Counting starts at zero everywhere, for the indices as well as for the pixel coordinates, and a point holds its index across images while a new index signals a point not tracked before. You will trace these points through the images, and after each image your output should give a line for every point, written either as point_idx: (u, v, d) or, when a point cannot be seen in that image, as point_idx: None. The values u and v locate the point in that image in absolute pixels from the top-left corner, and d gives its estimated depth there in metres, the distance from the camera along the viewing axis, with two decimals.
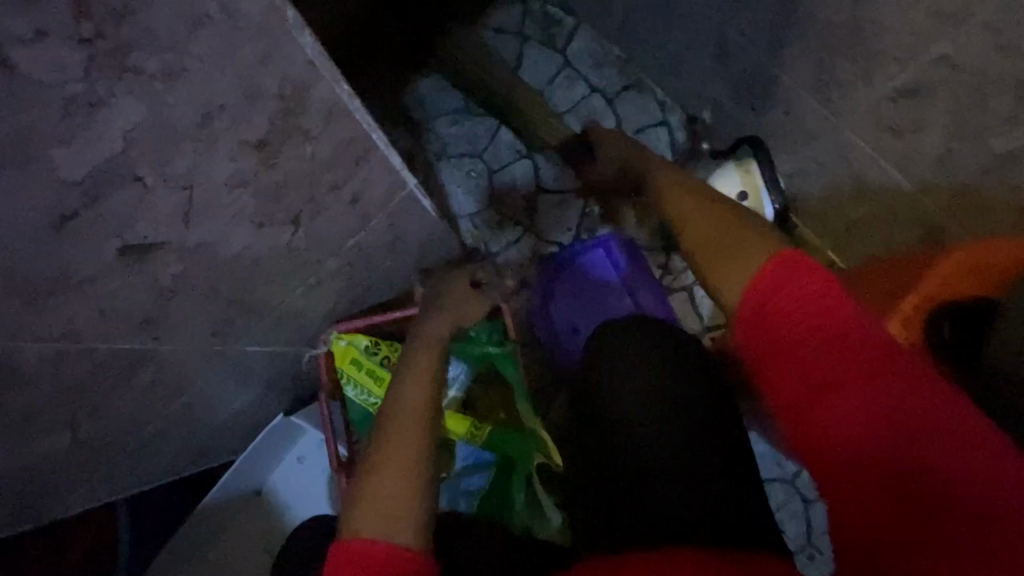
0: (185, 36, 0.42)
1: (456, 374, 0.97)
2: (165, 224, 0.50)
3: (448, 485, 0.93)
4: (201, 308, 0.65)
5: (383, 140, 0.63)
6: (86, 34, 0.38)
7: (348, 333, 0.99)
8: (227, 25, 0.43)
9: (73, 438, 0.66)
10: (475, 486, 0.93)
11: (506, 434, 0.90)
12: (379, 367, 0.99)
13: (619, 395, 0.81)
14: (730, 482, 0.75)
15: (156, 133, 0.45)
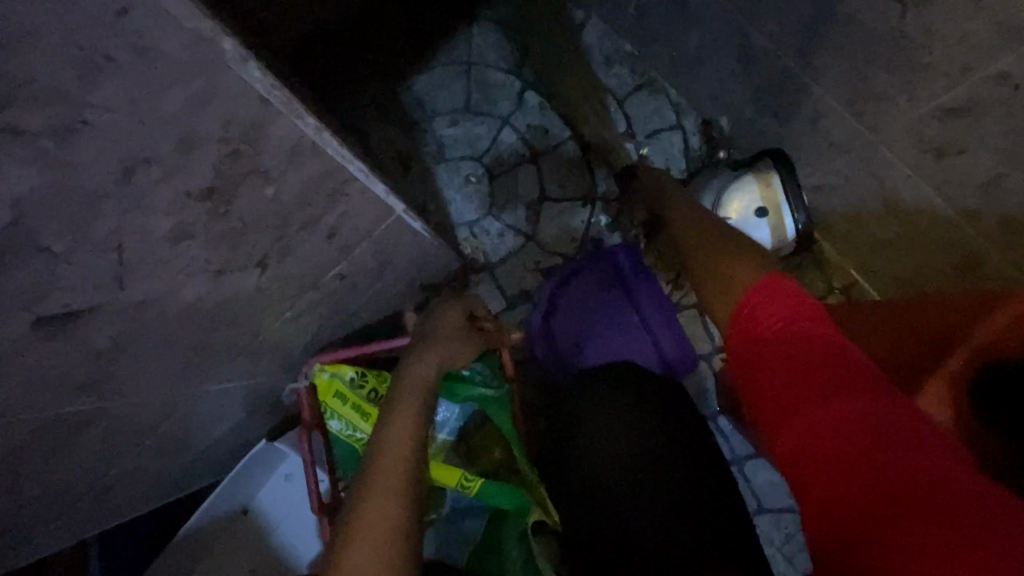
0: (78, 84, 0.31)
1: (445, 415, 0.90)
2: (94, 291, 0.41)
3: (439, 532, 0.86)
4: (156, 360, 0.57)
5: (363, 170, 0.55)
6: None
7: (331, 364, 0.91)
8: (141, 67, 0.33)
9: (17, 500, 0.59)
10: (468, 533, 0.86)
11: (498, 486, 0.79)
12: (365, 401, 0.91)
13: (625, 446, 0.73)
14: (740, 544, 0.68)
15: (62, 199, 0.34)
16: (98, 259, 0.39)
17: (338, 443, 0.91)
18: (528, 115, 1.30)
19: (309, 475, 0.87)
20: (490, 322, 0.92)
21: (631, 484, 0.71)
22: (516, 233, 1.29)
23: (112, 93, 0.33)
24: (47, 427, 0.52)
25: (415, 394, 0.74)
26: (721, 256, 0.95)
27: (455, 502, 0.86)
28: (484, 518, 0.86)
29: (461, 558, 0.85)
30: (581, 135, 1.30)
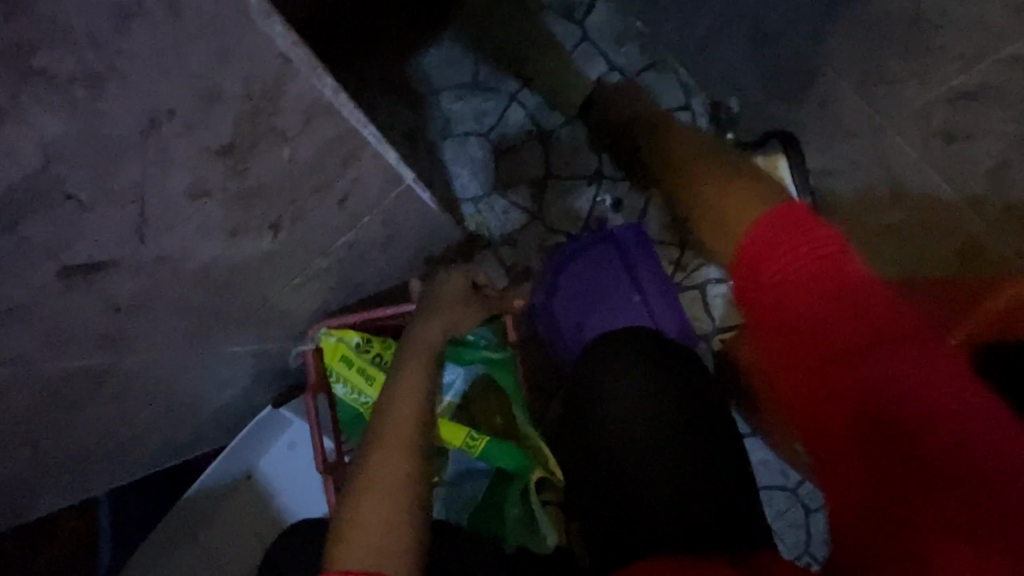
0: (111, 29, 0.31)
1: (451, 379, 0.92)
2: (115, 243, 0.42)
3: (445, 493, 0.90)
4: (170, 320, 0.59)
5: (375, 135, 0.57)
6: None
7: (338, 329, 0.93)
8: (168, 17, 0.32)
9: (36, 450, 0.61)
10: (472, 494, 0.90)
11: (502, 448, 0.85)
12: (371, 365, 0.93)
13: (625, 411, 0.75)
14: (748, 528, 0.69)
15: (89, 148, 0.34)
16: (121, 210, 0.39)
17: (343, 406, 0.93)
18: (537, 93, 1.30)
19: (315, 436, 0.89)
20: (494, 293, 0.92)
21: (637, 457, 0.72)
22: (523, 210, 1.30)
23: (141, 41, 0.32)
24: (66, 381, 0.53)
25: (419, 363, 0.75)
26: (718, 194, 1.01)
27: (459, 464, 0.90)
28: (486, 480, 0.90)
29: (467, 517, 0.89)
30: (588, 113, 1.30)
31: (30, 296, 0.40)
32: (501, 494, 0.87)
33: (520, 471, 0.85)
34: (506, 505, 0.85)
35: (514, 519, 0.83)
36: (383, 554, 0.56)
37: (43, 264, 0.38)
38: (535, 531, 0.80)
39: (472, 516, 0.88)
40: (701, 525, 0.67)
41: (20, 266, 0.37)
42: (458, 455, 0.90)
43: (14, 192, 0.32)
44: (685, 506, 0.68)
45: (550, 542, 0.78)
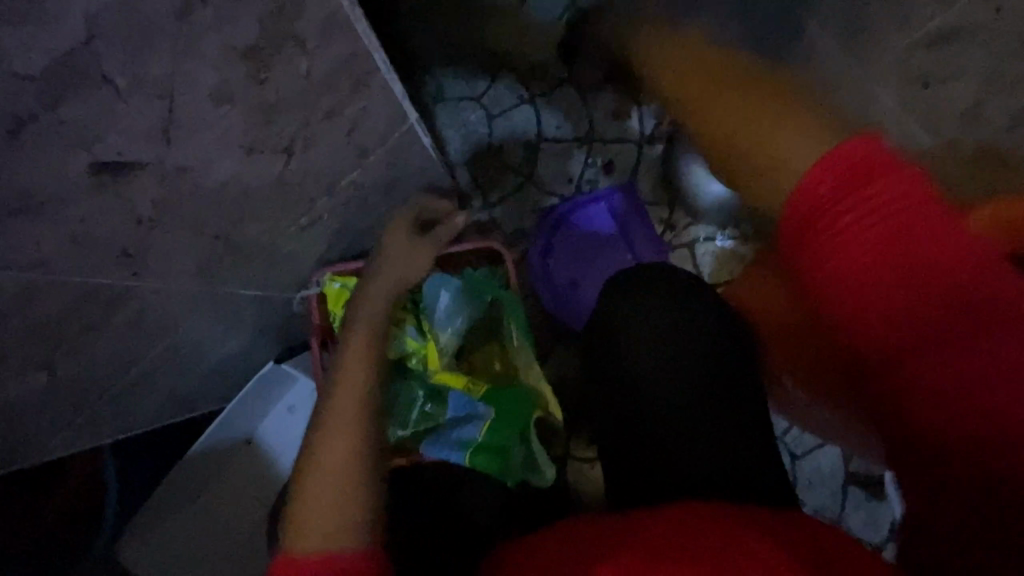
0: None
1: (452, 320, 0.92)
2: (143, 142, 0.43)
3: (434, 436, 0.87)
4: (186, 244, 0.60)
5: (384, 60, 0.58)
6: None
7: (342, 275, 0.92)
8: None
9: (51, 376, 0.62)
10: (466, 438, 0.88)
11: (505, 389, 0.91)
12: None
13: (642, 343, 0.73)
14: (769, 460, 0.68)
15: (130, 26, 0.35)
16: (151, 103, 0.41)
17: None
18: (528, 55, 1.28)
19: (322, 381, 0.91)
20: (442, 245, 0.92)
21: (648, 389, 0.71)
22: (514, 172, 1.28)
23: None
24: (86, 299, 0.55)
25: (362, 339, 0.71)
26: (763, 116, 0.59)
27: (455, 408, 0.89)
28: (483, 424, 0.88)
29: (458, 461, 0.85)
30: (579, 78, 1.28)
31: (62, 191, 0.42)
32: (499, 435, 0.87)
33: (523, 413, 0.89)
34: (505, 443, 0.87)
35: (513, 455, 0.87)
36: (340, 531, 0.54)
37: (75, 156, 0.40)
38: (535, 466, 0.88)
39: (467, 458, 0.85)
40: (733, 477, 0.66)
41: (55, 155, 0.39)
42: (455, 398, 0.89)
43: (58, 66, 0.34)
44: (706, 440, 0.68)
45: (548, 477, 0.88)
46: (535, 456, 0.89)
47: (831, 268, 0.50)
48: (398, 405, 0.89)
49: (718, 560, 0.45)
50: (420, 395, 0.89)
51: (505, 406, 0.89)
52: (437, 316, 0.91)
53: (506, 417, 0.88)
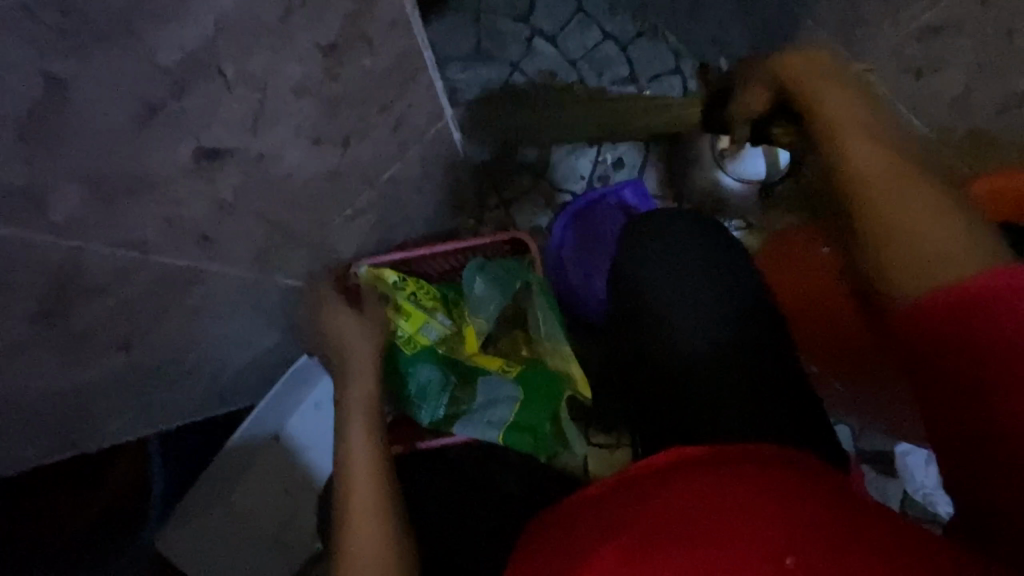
0: None
1: (485, 305, 0.96)
2: (236, 131, 0.49)
3: (466, 416, 0.91)
4: (251, 230, 0.65)
5: (431, 59, 0.64)
6: None
7: (374, 267, 0.95)
8: None
9: (125, 357, 0.67)
10: (499, 419, 0.91)
11: (535, 372, 0.94)
12: (404, 301, 0.93)
13: (678, 326, 0.72)
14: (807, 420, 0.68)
15: (244, 25, 0.41)
16: (248, 95, 0.46)
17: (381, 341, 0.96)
18: (538, 59, 1.30)
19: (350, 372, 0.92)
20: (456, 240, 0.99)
21: (690, 348, 0.70)
22: (528, 173, 1.28)
23: None
24: (165, 280, 0.59)
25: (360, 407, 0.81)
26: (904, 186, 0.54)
27: (485, 391, 0.93)
28: (513, 404, 0.91)
29: (491, 439, 0.90)
30: (587, 79, 1.30)
31: (167, 173, 0.47)
32: (529, 413, 0.91)
33: (552, 393, 0.92)
34: (535, 422, 0.91)
35: (544, 433, 0.91)
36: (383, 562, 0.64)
37: (184, 141, 0.45)
38: (566, 442, 0.92)
39: (500, 436, 0.90)
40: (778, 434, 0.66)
41: (168, 139, 0.44)
42: (486, 381, 0.93)
43: (187, 58, 0.40)
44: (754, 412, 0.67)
45: (578, 452, 0.92)
46: (564, 434, 0.92)
47: (944, 337, 0.46)
48: (429, 388, 0.92)
49: (731, 516, 0.46)
50: (451, 378, 0.93)
51: (535, 389, 0.92)
52: (470, 303, 0.96)
53: (535, 398, 0.92)
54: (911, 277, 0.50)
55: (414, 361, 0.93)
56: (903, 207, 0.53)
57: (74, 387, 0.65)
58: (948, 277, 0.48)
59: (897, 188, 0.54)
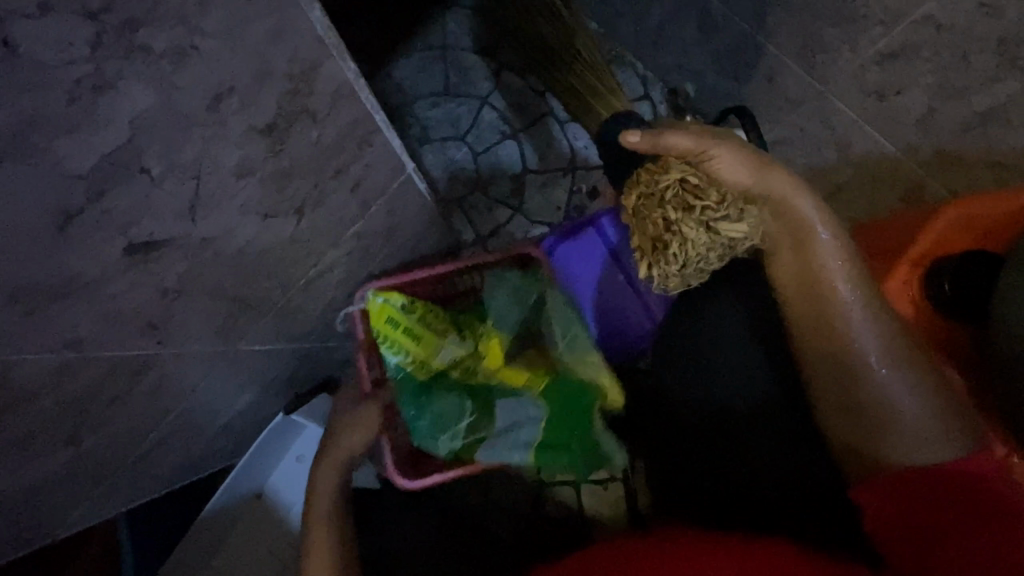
0: (196, 8, 0.37)
1: (499, 318, 0.91)
2: (172, 220, 0.46)
3: (489, 441, 0.82)
4: (206, 308, 0.61)
5: (384, 121, 0.61)
6: (93, 6, 0.32)
7: (383, 290, 0.89)
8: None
9: (75, 451, 0.62)
10: (526, 439, 0.81)
11: (564, 381, 0.84)
12: (417, 325, 0.91)
13: (721, 354, 0.70)
14: (797, 440, 0.67)
15: (166, 119, 0.39)
16: (181, 185, 0.44)
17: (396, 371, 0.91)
18: (507, 92, 1.26)
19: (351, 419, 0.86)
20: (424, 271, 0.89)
21: (710, 378, 0.70)
22: (504, 206, 1.26)
23: (217, 21, 0.38)
24: (112, 371, 0.56)
25: (329, 483, 0.82)
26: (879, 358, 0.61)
27: (506, 414, 0.84)
28: (540, 423, 0.82)
29: (521, 461, 0.80)
30: (557, 109, 1.25)
31: (98, 274, 0.44)
32: (558, 433, 0.82)
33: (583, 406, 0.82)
34: (567, 440, 0.81)
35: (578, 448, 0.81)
36: None
37: (113, 241, 0.43)
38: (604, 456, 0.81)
39: (531, 456, 0.81)
40: (761, 459, 0.67)
41: (97, 241, 0.41)
42: (505, 402, 0.85)
43: (103, 161, 0.37)
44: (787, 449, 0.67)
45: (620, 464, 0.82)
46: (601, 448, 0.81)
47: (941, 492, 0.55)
48: (445, 418, 0.86)
49: None
50: (467, 404, 0.87)
51: (562, 403, 0.83)
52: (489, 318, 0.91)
53: (563, 414, 0.82)
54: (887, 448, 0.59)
55: (428, 392, 0.88)
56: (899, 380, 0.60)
57: (20, 490, 0.60)
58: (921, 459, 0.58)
59: (884, 351, 0.61)
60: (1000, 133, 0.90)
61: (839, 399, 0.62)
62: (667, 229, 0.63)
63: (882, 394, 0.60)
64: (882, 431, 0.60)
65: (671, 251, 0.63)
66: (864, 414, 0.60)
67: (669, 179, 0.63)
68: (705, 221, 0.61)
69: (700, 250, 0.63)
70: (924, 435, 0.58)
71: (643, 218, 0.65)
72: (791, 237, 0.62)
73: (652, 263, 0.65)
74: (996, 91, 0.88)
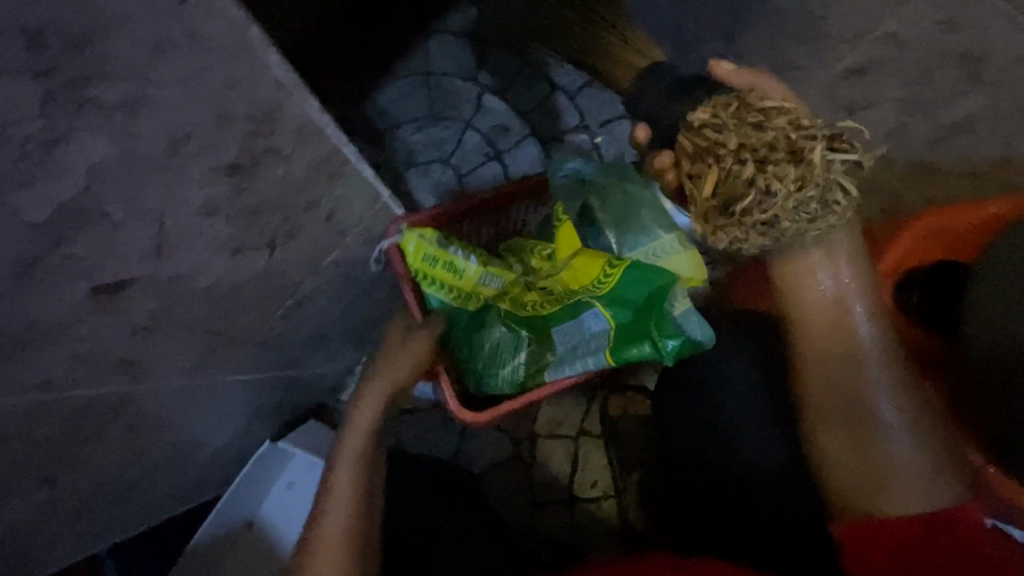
0: (148, 61, 0.39)
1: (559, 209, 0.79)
2: (135, 262, 0.47)
3: (561, 357, 0.78)
4: (181, 343, 0.62)
5: (355, 154, 0.63)
6: (41, 68, 0.34)
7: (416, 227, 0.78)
8: (193, 49, 0.41)
9: (51, 491, 0.62)
10: (598, 346, 0.76)
11: (637, 270, 0.73)
12: (458, 256, 0.79)
13: (728, 395, 0.74)
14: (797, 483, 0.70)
15: (123, 166, 0.41)
16: (144, 228, 0.46)
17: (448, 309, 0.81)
18: (488, 115, 1.21)
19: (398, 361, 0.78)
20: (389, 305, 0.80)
21: (718, 420, 0.74)
22: None
23: (171, 73, 0.40)
24: (85, 412, 0.56)
25: (352, 464, 0.72)
26: (894, 386, 0.61)
27: (569, 327, 0.78)
28: (608, 331, 0.76)
29: (597, 365, 0.75)
30: (540, 128, 1.20)
31: (59, 316, 0.45)
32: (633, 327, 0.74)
33: (656, 294, 0.73)
34: (646, 333, 0.73)
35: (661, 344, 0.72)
36: None
37: (76, 284, 0.44)
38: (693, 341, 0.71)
39: (608, 361, 0.75)
40: (762, 470, 0.71)
41: (59, 283, 0.43)
42: (564, 322, 0.79)
43: (61, 210, 0.39)
44: (791, 498, 0.70)
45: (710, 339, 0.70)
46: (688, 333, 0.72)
47: (935, 524, 0.57)
48: (501, 352, 0.80)
49: None
50: (524, 333, 0.80)
51: (634, 297, 0.74)
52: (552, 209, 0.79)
53: (635, 309, 0.74)
54: (880, 464, 0.60)
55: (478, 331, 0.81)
56: (907, 411, 0.61)
57: None
58: (917, 489, 0.59)
59: (896, 378, 0.62)
60: (967, 145, 0.92)
61: (849, 407, 0.62)
62: (770, 149, 0.56)
63: (888, 415, 0.61)
64: (881, 449, 0.60)
65: (767, 176, 0.55)
66: (868, 423, 0.61)
67: (780, 125, 0.57)
68: (820, 168, 0.55)
69: (795, 193, 0.55)
70: (921, 466, 0.59)
71: (737, 131, 0.57)
72: (833, 253, 0.60)
73: (725, 182, 0.57)
74: (960, 105, 0.90)
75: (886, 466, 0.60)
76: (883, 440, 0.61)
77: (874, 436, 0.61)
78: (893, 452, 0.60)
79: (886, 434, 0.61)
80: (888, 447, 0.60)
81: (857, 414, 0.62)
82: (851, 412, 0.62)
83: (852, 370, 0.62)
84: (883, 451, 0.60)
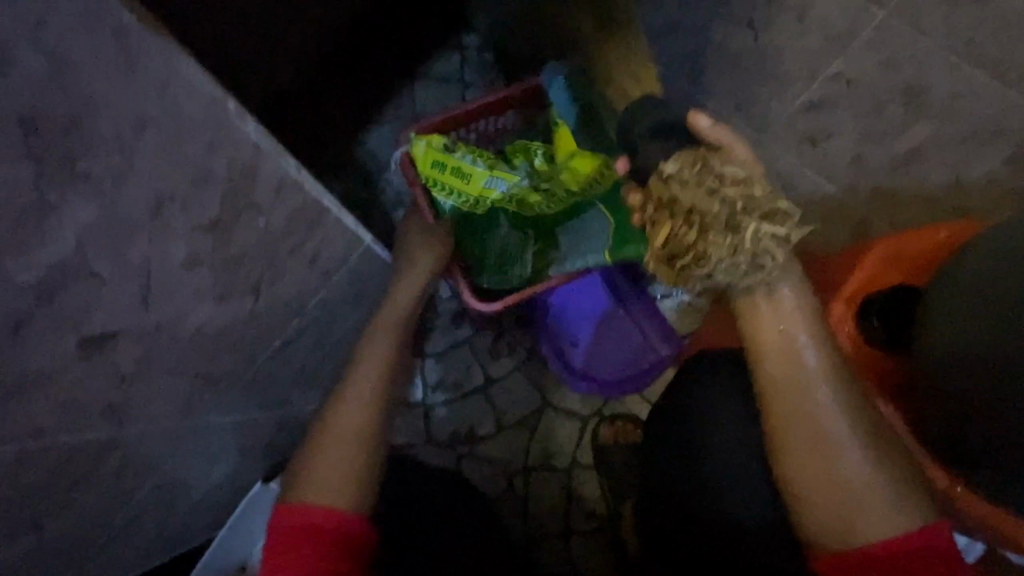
0: (130, 137, 0.44)
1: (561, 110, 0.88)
2: (121, 313, 0.51)
3: (567, 255, 0.89)
4: (166, 387, 0.64)
5: (334, 203, 0.67)
6: (36, 150, 0.38)
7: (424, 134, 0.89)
8: (172, 123, 0.46)
9: (40, 539, 0.63)
10: (599, 245, 0.86)
11: None
12: (463, 161, 0.87)
13: (720, 429, 0.76)
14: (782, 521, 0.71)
15: (109, 228, 0.45)
16: (130, 281, 0.50)
17: (459, 216, 0.91)
18: None
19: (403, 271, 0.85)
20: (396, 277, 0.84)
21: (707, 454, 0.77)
22: None
23: (153, 144, 0.45)
24: (74, 458, 0.58)
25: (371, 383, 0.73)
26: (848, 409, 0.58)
27: (573, 233, 0.89)
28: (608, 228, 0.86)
29: (598, 263, 0.86)
30: None
31: (51, 365, 0.48)
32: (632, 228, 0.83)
33: None
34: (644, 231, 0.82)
35: None
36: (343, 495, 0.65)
37: (65, 336, 0.47)
38: None
39: (607, 257, 0.85)
40: (746, 505, 0.73)
41: (50, 337, 0.46)
42: (569, 224, 0.90)
43: (52, 270, 0.43)
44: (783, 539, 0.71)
45: None
46: None
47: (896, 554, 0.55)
48: (510, 251, 0.90)
49: None
50: (529, 235, 0.90)
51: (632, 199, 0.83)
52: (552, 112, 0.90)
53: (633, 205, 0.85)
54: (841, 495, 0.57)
55: (490, 231, 0.91)
56: (863, 435, 0.58)
57: None
58: (880, 518, 0.56)
59: (851, 402, 0.58)
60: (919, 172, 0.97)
61: (809, 440, 0.58)
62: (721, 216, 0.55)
63: (847, 443, 0.57)
64: (843, 478, 0.57)
65: (703, 238, 0.56)
66: (831, 454, 0.57)
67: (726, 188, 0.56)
68: (752, 239, 0.55)
69: (733, 256, 0.55)
70: (880, 492, 0.56)
71: (692, 192, 0.57)
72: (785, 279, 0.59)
73: (670, 238, 0.59)
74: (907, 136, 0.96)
75: (848, 494, 0.56)
76: (845, 468, 0.57)
77: (832, 463, 0.57)
78: (857, 484, 0.57)
79: (845, 460, 0.57)
80: (848, 476, 0.57)
81: (821, 446, 0.57)
82: (812, 445, 0.58)
83: (810, 399, 0.58)
84: (842, 480, 0.57)
